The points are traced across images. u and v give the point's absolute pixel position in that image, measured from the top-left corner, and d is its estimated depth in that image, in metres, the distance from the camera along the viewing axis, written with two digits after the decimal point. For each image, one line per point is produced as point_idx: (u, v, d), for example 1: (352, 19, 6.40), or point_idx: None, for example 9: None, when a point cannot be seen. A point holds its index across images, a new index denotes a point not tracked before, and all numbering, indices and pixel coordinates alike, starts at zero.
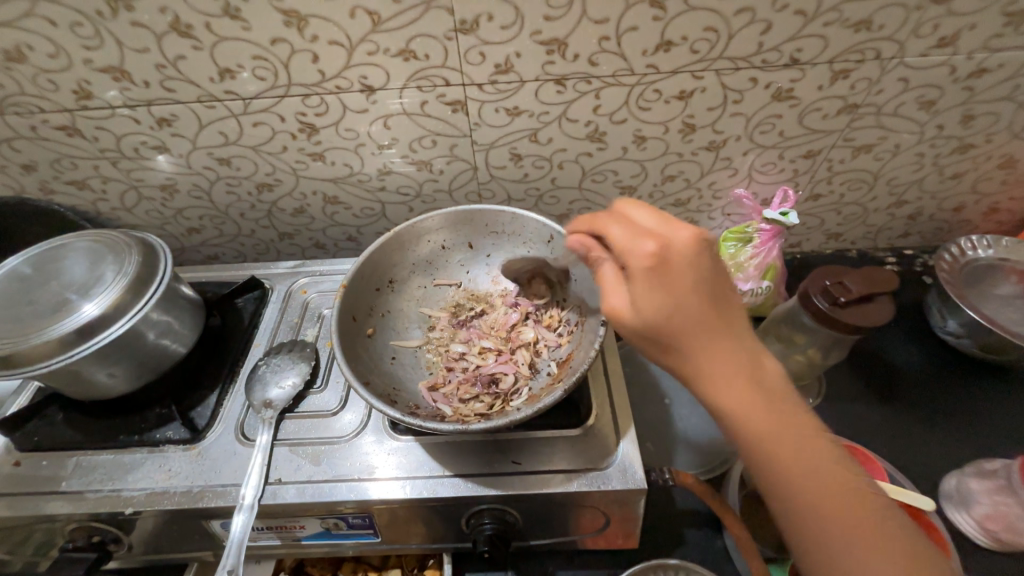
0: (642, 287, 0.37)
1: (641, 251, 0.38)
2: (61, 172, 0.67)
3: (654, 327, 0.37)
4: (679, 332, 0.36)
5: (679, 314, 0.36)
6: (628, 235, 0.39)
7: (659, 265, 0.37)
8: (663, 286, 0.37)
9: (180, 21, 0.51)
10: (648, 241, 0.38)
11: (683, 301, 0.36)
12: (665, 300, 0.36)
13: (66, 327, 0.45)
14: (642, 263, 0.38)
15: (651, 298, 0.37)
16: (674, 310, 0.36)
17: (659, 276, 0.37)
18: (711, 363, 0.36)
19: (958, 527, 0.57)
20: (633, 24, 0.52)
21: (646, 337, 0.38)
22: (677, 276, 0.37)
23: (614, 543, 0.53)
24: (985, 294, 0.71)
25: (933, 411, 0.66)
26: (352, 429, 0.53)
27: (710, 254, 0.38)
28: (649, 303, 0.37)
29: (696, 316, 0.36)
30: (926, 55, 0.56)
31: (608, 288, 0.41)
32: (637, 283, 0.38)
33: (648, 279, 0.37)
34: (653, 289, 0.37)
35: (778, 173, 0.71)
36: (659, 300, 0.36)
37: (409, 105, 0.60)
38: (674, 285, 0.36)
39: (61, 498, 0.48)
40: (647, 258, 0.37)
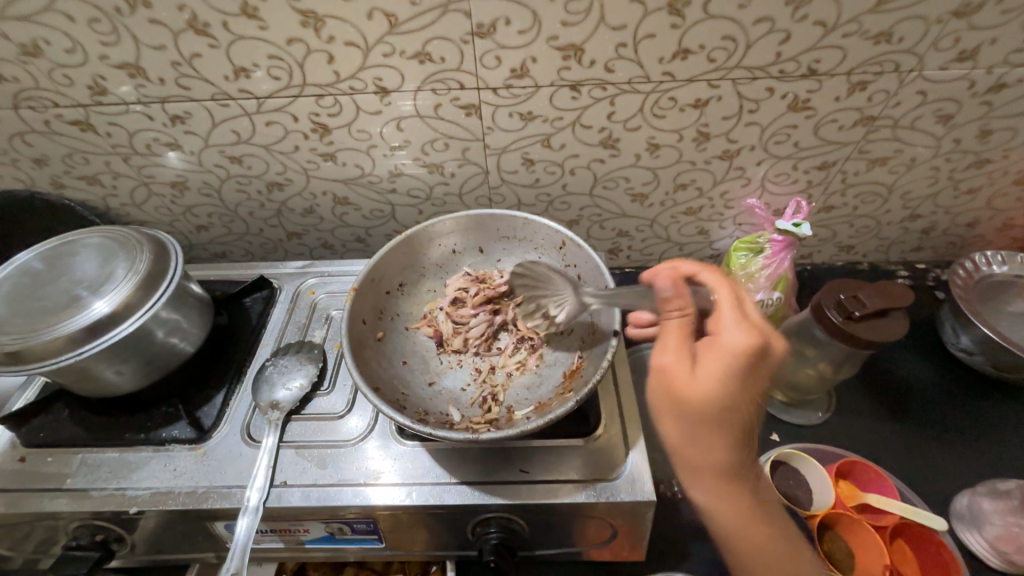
0: (708, 362, 0.43)
1: (732, 338, 0.43)
2: (72, 166, 0.67)
3: (696, 403, 0.43)
4: (715, 416, 0.43)
5: (720, 405, 0.43)
6: (732, 317, 0.45)
7: (742, 355, 0.43)
8: (727, 369, 0.43)
9: (197, 19, 0.51)
10: (748, 337, 0.43)
11: (734, 393, 0.43)
12: (724, 384, 0.43)
13: (78, 324, 0.45)
14: (731, 350, 0.43)
15: (713, 379, 0.43)
16: (725, 397, 0.43)
17: (734, 366, 0.43)
18: (713, 446, 0.44)
19: (970, 548, 0.56)
20: (651, 31, 0.52)
21: (684, 412, 0.43)
22: (746, 372, 0.43)
23: (619, 555, 0.52)
24: (998, 310, 0.71)
25: (943, 428, 0.65)
26: (358, 433, 0.52)
27: (758, 371, 0.44)
28: (706, 383, 0.43)
29: (733, 408, 0.43)
30: (945, 68, 0.55)
31: (671, 346, 0.45)
32: (707, 360, 0.44)
33: (720, 362, 0.43)
34: (721, 372, 0.43)
35: (791, 184, 0.70)
36: (715, 384, 0.42)
37: (422, 107, 0.60)
38: (737, 375, 0.43)
39: (66, 494, 0.48)
40: (739, 348, 0.43)
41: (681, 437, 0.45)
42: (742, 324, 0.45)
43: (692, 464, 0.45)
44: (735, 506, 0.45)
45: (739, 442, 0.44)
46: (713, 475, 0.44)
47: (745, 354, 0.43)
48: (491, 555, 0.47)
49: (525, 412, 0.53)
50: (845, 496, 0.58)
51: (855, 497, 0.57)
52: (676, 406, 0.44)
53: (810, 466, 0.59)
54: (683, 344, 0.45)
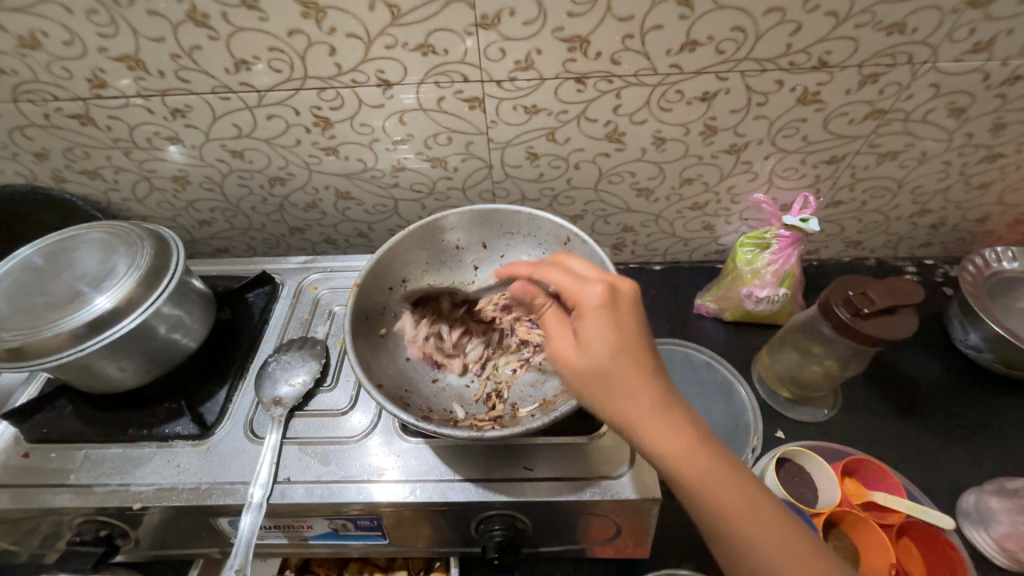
0: (587, 326, 0.40)
1: (588, 292, 0.41)
2: (74, 160, 0.66)
3: (600, 368, 0.39)
4: (622, 369, 0.39)
5: (618, 354, 0.39)
6: (574, 280, 0.42)
7: (606, 305, 0.40)
8: (607, 323, 0.39)
9: (196, 10, 0.50)
10: (596, 286, 0.41)
11: (626, 339, 0.39)
12: (609, 337, 0.39)
13: (79, 319, 0.45)
14: (592, 304, 0.40)
15: (598, 340, 0.39)
16: (619, 347, 0.39)
17: (605, 316, 0.40)
18: (639, 396, 0.38)
19: (977, 546, 0.55)
20: (658, 22, 0.51)
21: (594, 383, 0.39)
22: (622, 316, 0.40)
23: (623, 552, 0.52)
24: (1008, 307, 0.70)
25: (951, 426, 0.65)
26: (362, 430, 0.52)
27: (636, 306, 0.41)
28: (596, 345, 0.39)
29: (635, 352, 0.39)
30: (960, 60, 0.54)
31: (553, 332, 0.43)
32: (585, 322, 0.40)
33: (595, 320, 0.40)
34: (601, 328, 0.39)
35: (799, 179, 0.69)
36: (603, 342, 0.39)
37: (425, 101, 0.59)
38: (616, 324, 0.40)
39: (70, 490, 0.48)
40: (597, 301, 0.40)
41: (612, 406, 0.39)
42: (591, 278, 0.43)
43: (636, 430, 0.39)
44: (701, 466, 0.37)
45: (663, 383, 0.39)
46: (661, 432, 0.38)
47: (607, 303, 0.40)
48: (496, 553, 0.47)
49: (530, 409, 0.52)
50: (851, 494, 0.57)
51: (860, 495, 0.56)
52: (587, 379, 0.40)
53: (816, 465, 0.59)
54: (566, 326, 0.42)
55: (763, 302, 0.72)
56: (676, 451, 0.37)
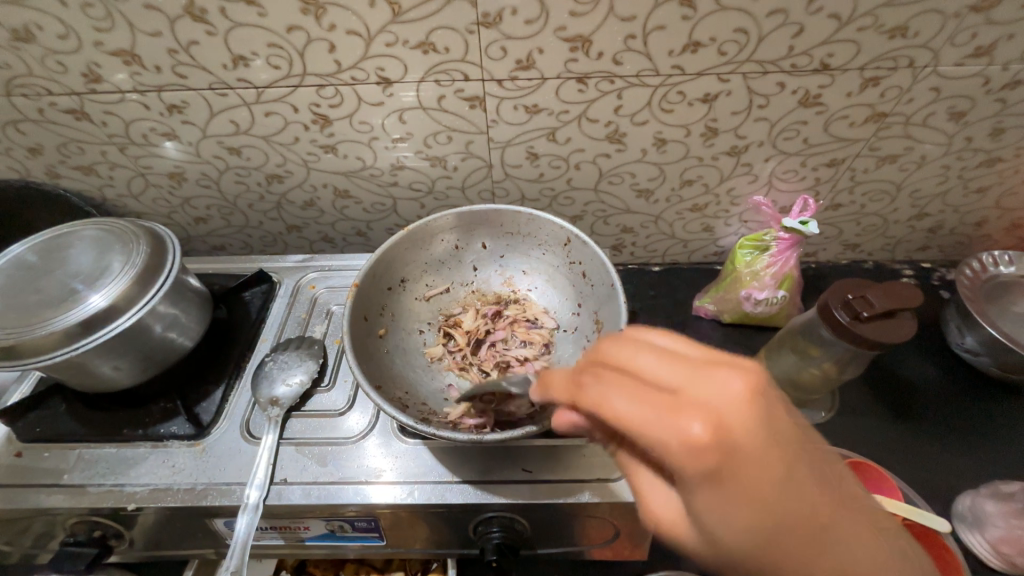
0: (712, 503, 0.25)
1: (688, 451, 0.25)
2: (68, 156, 0.65)
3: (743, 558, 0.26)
4: (781, 554, 0.25)
5: (769, 539, 0.25)
6: (653, 419, 0.26)
7: (721, 460, 0.25)
8: (738, 490, 0.25)
9: (194, 5, 0.49)
10: (697, 427, 0.25)
11: (777, 508, 0.25)
12: (751, 518, 0.25)
13: (73, 318, 0.44)
14: (702, 466, 0.25)
15: (730, 524, 0.25)
16: (771, 527, 0.25)
17: (727, 477, 0.25)
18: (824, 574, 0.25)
19: (971, 549, 0.56)
20: (661, 23, 0.51)
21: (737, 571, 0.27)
22: (758, 464, 0.25)
23: (621, 554, 0.52)
24: (1004, 311, 0.70)
25: (947, 429, 0.65)
26: (359, 431, 0.52)
27: (767, 427, 0.26)
28: (730, 530, 0.25)
29: (792, 523, 0.25)
30: (960, 65, 0.54)
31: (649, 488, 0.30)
32: (699, 498, 0.26)
33: (714, 495, 0.25)
34: (726, 507, 0.25)
35: (799, 181, 0.69)
36: (741, 527, 0.25)
37: (425, 99, 0.58)
38: (754, 496, 0.25)
39: (62, 490, 0.48)
40: (710, 457, 0.25)
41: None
42: (680, 408, 0.26)
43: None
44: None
45: (837, 538, 0.26)
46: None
47: (720, 463, 0.25)
48: (493, 555, 0.47)
49: None
50: None
51: None
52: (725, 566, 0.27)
53: None
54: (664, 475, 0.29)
55: (761, 305, 0.72)
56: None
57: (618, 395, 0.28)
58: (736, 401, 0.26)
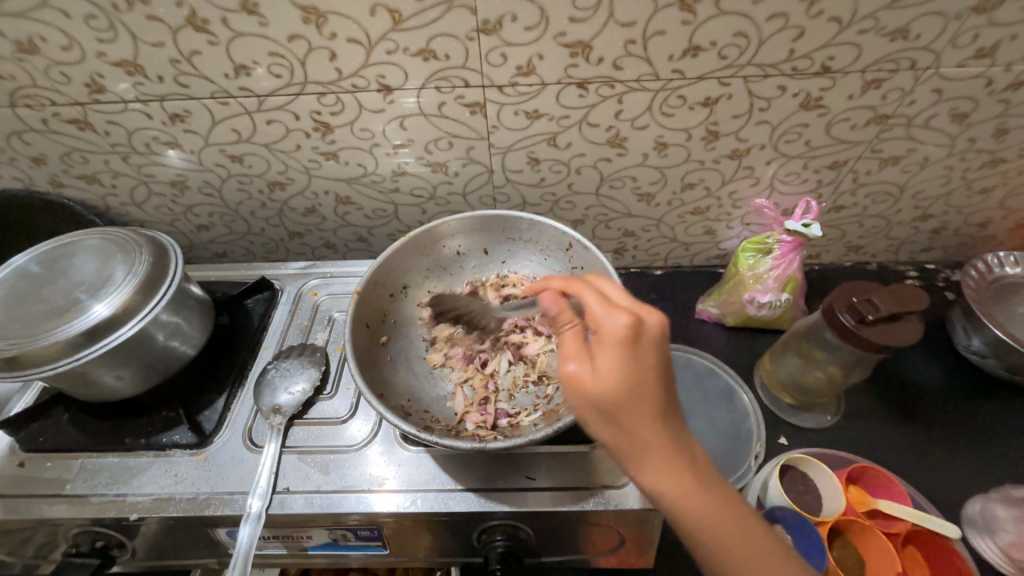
0: (606, 358, 0.35)
1: (614, 320, 0.36)
2: (71, 165, 0.66)
3: (608, 401, 0.35)
4: (623, 406, 0.35)
5: (632, 393, 0.35)
6: (603, 305, 0.37)
7: (628, 340, 0.35)
8: (626, 358, 0.35)
9: (196, 15, 0.50)
10: (623, 316, 0.36)
11: (645, 378, 0.35)
12: (628, 373, 0.35)
13: (76, 328, 0.44)
14: (613, 336, 0.35)
15: (615, 372, 0.35)
16: (635, 385, 0.35)
17: (624, 350, 0.35)
18: (648, 436, 0.35)
19: (983, 555, 0.55)
20: (661, 28, 0.51)
21: (599, 415, 0.36)
22: (642, 352, 0.35)
23: (626, 562, 0.51)
24: (1010, 312, 0.69)
25: (954, 432, 0.65)
26: (361, 439, 0.51)
27: (664, 341, 0.36)
28: (612, 376, 0.35)
29: (651, 390, 0.35)
30: (962, 66, 0.54)
31: (568, 353, 0.38)
32: (601, 354, 0.36)
33: (612, 349, 0.35)
34: (618, 359, 0.35)
35: (801, 183, 0.69)
36: (620, 377, 0.35)
37: (425, 105, 0.58)
38: (638, 360, 0.35)
39: (65, 500, 0.47)
40: (620, 334, 0.35)
41: (612, 437, 0.37)
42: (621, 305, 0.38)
43: (638, 466, 0.36)
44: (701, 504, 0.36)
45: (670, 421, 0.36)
46: (660, 474, 0.36)
47: (627, 339, 0.35)
48: (497, 564, 0.47)
49: (533, 418, 0.52)
50: (855, 502, 0.56)
51: (865, 503, 0.56)
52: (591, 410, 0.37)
53: (820, 473, 0.58)
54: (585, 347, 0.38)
55: (765, 308, 0.72)
56: (672, 489, 0.36)
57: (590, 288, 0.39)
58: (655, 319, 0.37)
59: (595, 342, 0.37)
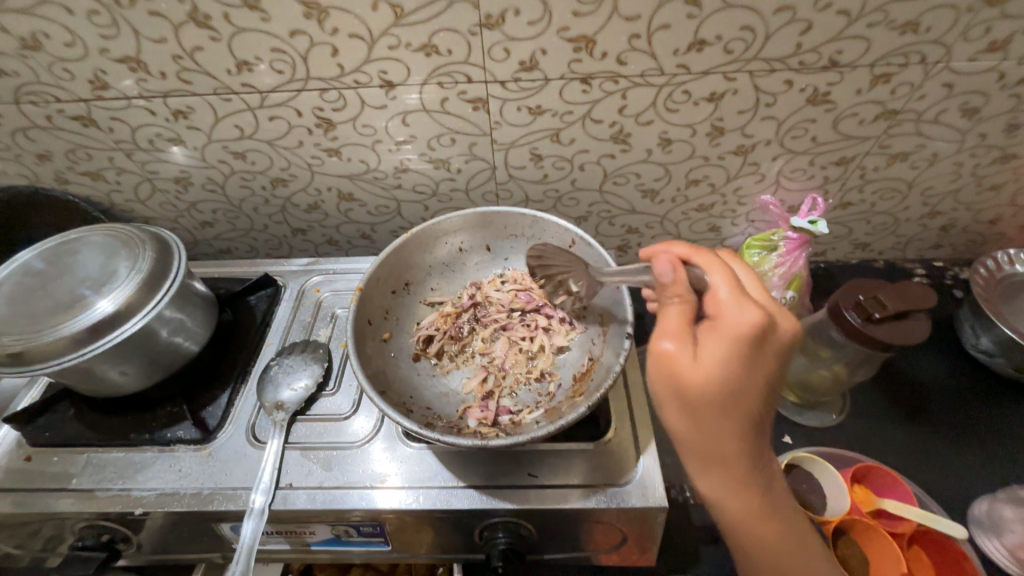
0: (719, 348, 0.37)
1: (739, 319, 0.37)
2: (76, 162, 0.66)
3: (699, 395, 0.37)
4: (723, 404, 0.37)
5: (726, 398, 0.36)
6: (733, 298, 0.38)
7: (751, 337, 0.36)
8: (741, 355, 0.36)
9: (198, 10, 0.49)
10: (753, 313, 0.37)
11: (746, 384, 0.36)
12: (730, 373, 0.36)
13: (81, 323, 0.44)
14: (737, 329, 0.36)
15: (720, 367, 0.36)
16: (733, 389, 0.36)
17: (742, 346, 0.36)
18: (729, 443, 0.37)
19: (989, 556, 0.54)
20: (666, 22, 0.50)
21: (684, 403, 0.38)
22: (755, 357, 0.37)
23: (629, 560, 0.51)
24: (1020, 311, 0.69)
25: (961, 432, 0.64)
26: (364, 435, 0.52)
27: (782, 351, 0.38)
28: (715, 372, 0.36)
29: (744, 398, 0.37)
30: (974, 60, 0.53)
31: (671, 329, 0.38)
32: (713, 344, 0.37)
33: (725, 346, 0.36)
34: (728, 356, 0.36)
35: (807, 180, 0.68)
36: (722, 375, 0.36)
37: (428, 101, 0.58)
38: (744, 364, 0.36)
39: (71, 495, 0.48)
40: (745, 330, 0.36)
41: (685, 433, 0.39)
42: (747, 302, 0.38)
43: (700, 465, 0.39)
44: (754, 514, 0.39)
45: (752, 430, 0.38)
46: (722, 476, 0.39)
47: (750, 337, 0.36)
48: (499, 561, 0.47)
49: (534, 415, 0.52)
50: (860, 501, 0.56)
51: (870, 502, 0.56)
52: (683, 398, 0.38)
53: (825, 471, 0.58)
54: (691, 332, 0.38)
55: None
56: (733, 492, 0.39)
57: (715, 276, 0.40)
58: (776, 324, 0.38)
59: (711, 330, 0.38)
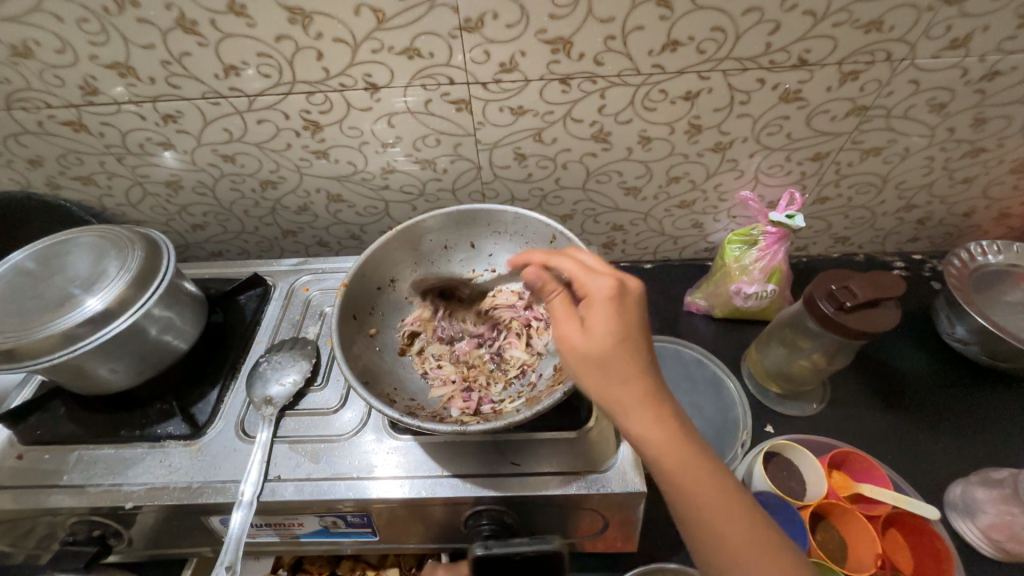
0: (600, 315, 0.40)
1: (598, 285, 0.41)
2: (67, 167, 0.67)
3: (589, 362, 0.39)
4: (613, 356, 0.39)
5: (615, 357, 0.39)
6: (587, 272, 0.43)
7: (615, 298, 0.40)
8: (617, 315, 0.40)
9: (185, 17, 0.51)
10: (605, 279, 0.41)
11: (629, 334, 0.39)
12: (614, 333, 0.39)
13: (72, 321, 0.45)
14: (602, 296, 0.40)
15: (604, 330, 0.39)
16: (621, 340, 0.39)
17: (614, 307, 0.40)
18: (632, 387, 0.39)
19: (961, 533, 0.57)
20: (639, 23, 0.52)
21: (590, 367, 0.39)
22: (627, 312, 0.40)
23: (614, 546, 0.52)
24: (994, 300, 0.70)
25: (938, 418, 0.65)
26: (352, 427, 0.53)
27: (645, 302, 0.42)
28: (597, 334, 0.39)
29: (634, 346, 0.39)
30: (937, 57, 0.55)
31: (561, 316, 0.42)
32: (592, 314, 0.40)
33: (599, 309, 0.40)
34: (605, 318, 0.39)
35: (784, 176, 0.70)
36: (606, 335, 0.39)
37: (413, 104, 0.60)
38: (623, 317, 0.40)
39: (64, 491, 0.49)
40: (607, 295, 0.40)
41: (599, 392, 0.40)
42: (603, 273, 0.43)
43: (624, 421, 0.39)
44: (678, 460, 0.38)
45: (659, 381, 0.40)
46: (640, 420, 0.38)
47: (610, 299, 0.40)
48: (523, 571, 0.43)
49: (516, 405, 0.53)
50: (838, 486, 0.57)
51: (848, 487, 0.57)
52: (582, 364, 0.40)
53: (804, 458, 0.59)
54: (573, 313, 0.42)
55: (752, 298, 0.73)
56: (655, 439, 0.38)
57: (569, 264, 0.44)
58: (626, 285, 0.42)
59: (587, 304, 0.41)
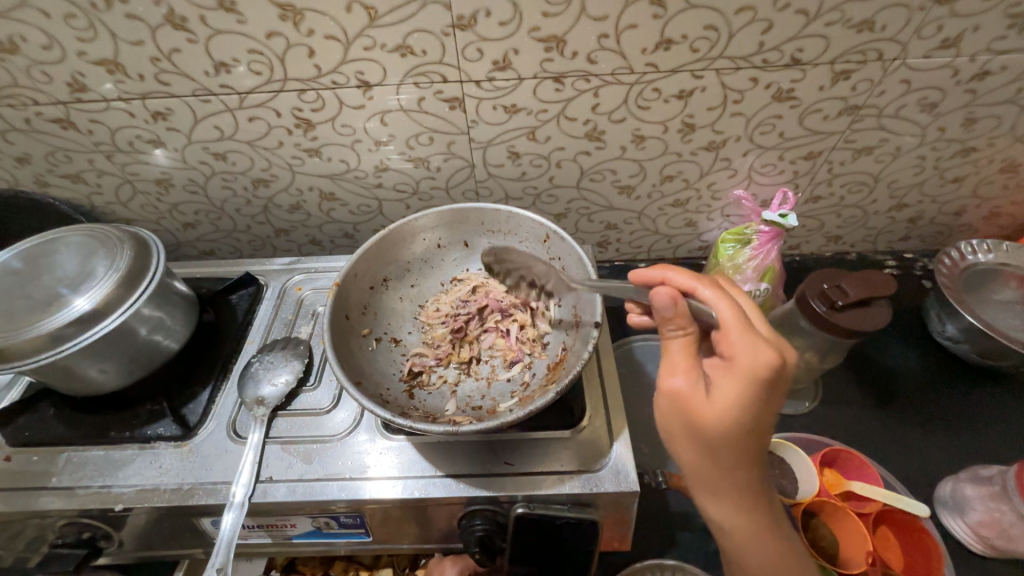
0: (731, 389, 0.37)
1: (753, 356, 0.36)
2: (56, 165, 0.66)
3: (700, 431, 0.38)
4: (723, 442, 0.38)
5: (726, 440, 0.38)
6: (743, 334, 0.38)
7: (765, 377, 0.36)
8: (754, 396, 0.37)
9: (174, 13, 0.50)
10: (765, 350, 0.36)
11: (753, 423, 0.37)
12: (740, 412, 0.37)
13: (59, 321, 0.45)
14: (748, 369, 0.37)
15: (730, 409, 0.37)
16: (742, 427, 0.37)
17: (756, 385, 0.36)
18: (734, 474, 0.39)
19: (952, 531, 0.57)
20: (633, 21, 0.52)
21: (695, 436, 0.39)
22: (762, 398, 0.37)
23: (610, 546, 0.52)
24: (984, 299, 0.71)
25: (929, 416, 0.66)
26: (345, 428, 0.53)
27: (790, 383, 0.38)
28: (721, 410, 0.37)
29: (761, 434, 0.38)
30: (928, 57, 0.55)
31: (678, 366, 0.40)
32: (725, 386, 0.37)
33: (737, 383, 0.37)
34: (738, 395, 0.37)
35: (778, 175, 0.70)
36: (728, 414, 0.37)
37: (406, 102, 0.59)
38: (757, 400, 0.37)
39: (53, 493, 0.48)
40: (757, 371, 0.36)
41: (694, 462, 0.41)
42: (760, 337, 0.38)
43: (711, 496, 0.41)
44: (756, 545, 0.41)
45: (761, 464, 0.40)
46: (729, 504, 0.40)
47: (763, 378, 0.36)
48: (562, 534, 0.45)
49: (507, 405, 0.53)
50: (829, 484, 0.58)
51: (838, 484, 0.58)
52: (690, 434, 0.39)
53: (795, 455, 0.60)
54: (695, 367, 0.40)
55: (745, 297, 0.73)
56: (737, 521, 0.41)
57: (721, 306, 0.39)
58: (782, 362, 0.37)
59: (728, 368, 0.38)
